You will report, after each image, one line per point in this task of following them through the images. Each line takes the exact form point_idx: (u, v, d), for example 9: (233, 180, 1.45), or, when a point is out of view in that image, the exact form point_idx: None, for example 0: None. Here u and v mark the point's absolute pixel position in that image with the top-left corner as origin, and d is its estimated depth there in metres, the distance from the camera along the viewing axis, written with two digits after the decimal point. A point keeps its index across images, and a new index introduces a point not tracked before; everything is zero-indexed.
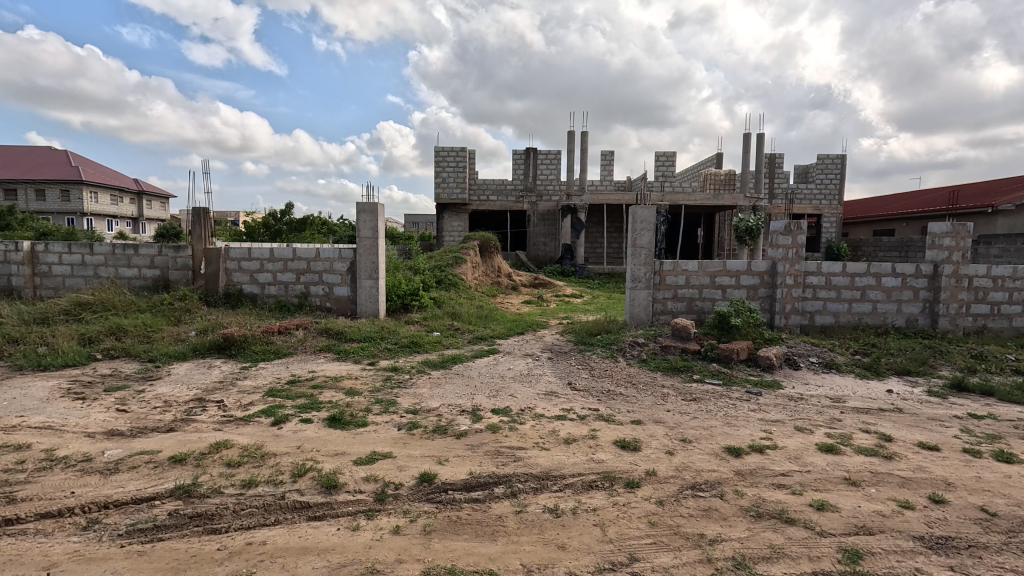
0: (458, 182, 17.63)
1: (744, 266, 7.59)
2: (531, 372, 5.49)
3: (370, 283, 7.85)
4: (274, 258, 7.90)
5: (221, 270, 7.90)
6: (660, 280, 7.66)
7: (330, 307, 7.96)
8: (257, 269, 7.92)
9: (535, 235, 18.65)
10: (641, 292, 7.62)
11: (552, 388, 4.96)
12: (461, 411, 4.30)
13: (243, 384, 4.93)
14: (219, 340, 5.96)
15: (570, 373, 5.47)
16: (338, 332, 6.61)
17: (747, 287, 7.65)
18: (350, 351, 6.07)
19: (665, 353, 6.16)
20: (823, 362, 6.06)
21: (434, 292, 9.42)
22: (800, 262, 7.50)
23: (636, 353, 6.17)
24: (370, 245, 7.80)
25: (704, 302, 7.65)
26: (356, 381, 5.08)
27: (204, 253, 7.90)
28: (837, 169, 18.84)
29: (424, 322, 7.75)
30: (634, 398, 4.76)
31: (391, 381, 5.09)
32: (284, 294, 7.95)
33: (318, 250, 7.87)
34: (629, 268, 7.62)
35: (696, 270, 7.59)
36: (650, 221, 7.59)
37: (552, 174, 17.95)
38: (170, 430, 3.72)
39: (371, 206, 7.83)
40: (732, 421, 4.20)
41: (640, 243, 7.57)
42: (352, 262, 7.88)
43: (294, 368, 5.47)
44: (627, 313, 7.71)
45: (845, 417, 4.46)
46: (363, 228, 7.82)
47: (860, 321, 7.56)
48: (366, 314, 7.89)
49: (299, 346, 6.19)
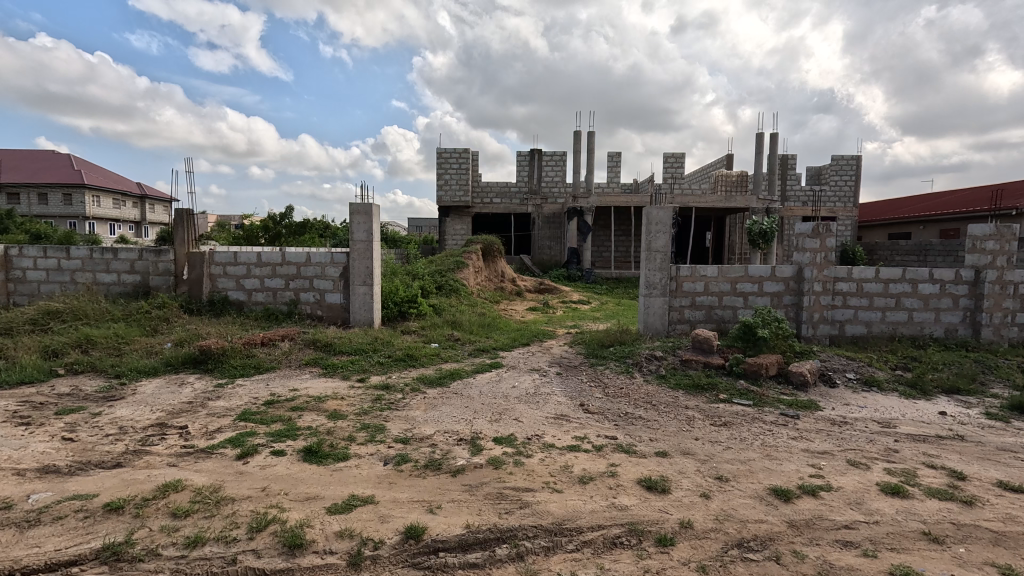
0: (460, 184, 17.11)
1: (769, 271, 7.01)
2: (539, 391, 4.92)
3: (365, 289, 7.31)
4: (262, 263, 7.38)
5: (205, 275, 7.40)
6: (676, 287, 7.09)
7: (321, 315, 7.43)
8: (244, 274, 7.40)
9: (540, 238, 18.10)
10: (655, 300, 7.04)
11: (562, 410, 4.39)
12: (459, 440, 3.73)
13: (214, 406, 4.39)
14: (195, 353, 5.43)
15: (581, 393, 4.89)
16: (327, 344, 6.06)
17: (772, 294, 7.06)
18: (339, 366, 5.52)
19: (686, 369, 5.58)
20: (861, 379, 5.47)
21: (434, 299, 8.86)
22: (830, 267, 6.91)
23: (654, 368, 5.59)
24: (365, 249, 7.26)
25: (725, 311, 7.08)
26: (342, 401, 4.53)
27: (187, 257, 7.39)
28: (852, 170, 18.22)
29: (421, 331, 7.19)
30: (656, 423, 4.18)
31: (381, 402, 4.53)
32: (272, 302, 7.43)
33: (308, 253, 7.34)
34: (644, 273, 7.05)
35: (716, 276, 7.03)
36: (666, 222, 7.01)
37: (557, 176, 17.43)
38: (116, 466, 3.17)
39: (365, 207, 7.25)
40: (773, 453, 3.62)
41: (655, 247, 7.01)
42: (345, 267, 7.34)
43: (275, 386, 4.92)
44: (641, 321, 7.14)
45: (901, 447, 3.87)
46: (357, 231, 7.27)
47: (894, 331, 6.96)
48: (359, 323, 7.35)
49: (283, 360, 5.64)
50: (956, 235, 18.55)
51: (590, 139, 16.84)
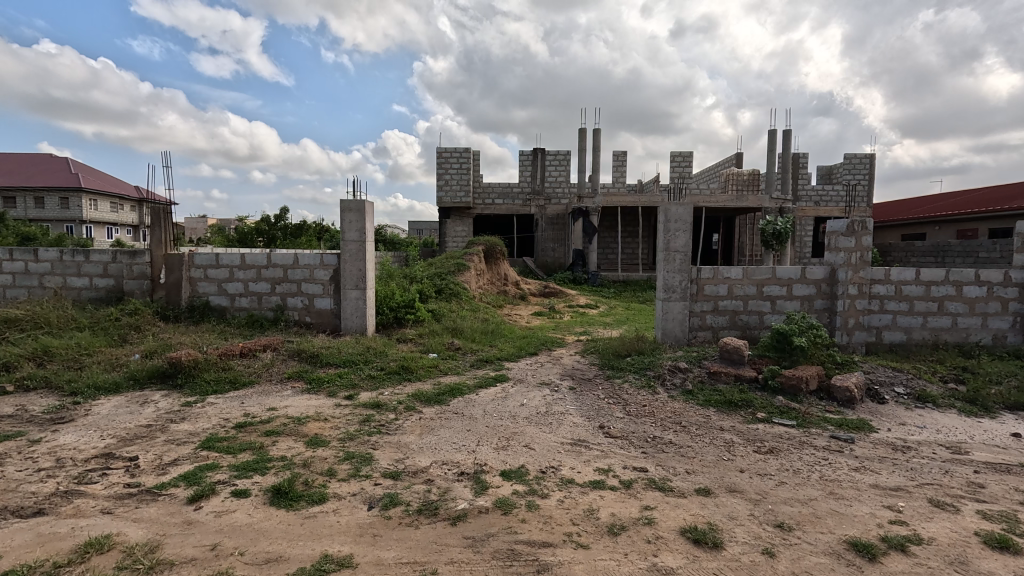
0: (462, 184, 16.55)
1: (798, 273, 6.42)
2: (551, 410, 4.31)
3: (357, 293, 6.71)
4: (246, 265, 6.80)
5: (184, 279, 6.82)
6: (697, 290, 6.49)
7: (310, 322, 6.84)
8: (226, 278, 6.83)
9: (543, 240, 17.53)
10: (674, 305, 6.45)
11: (579, 435, 3.78)
12: (460, 474, 3.12)
13: (176, 430, 3.78)
14: (163, 365, 4.84)
15: (599, 412, 4.28)
16: (313, 354, 5.45)
17: (802, 298, 6.46)
18: (324, 381, 4.91)
19: (715, 382, 4.97)
20: (913, 394, 4.85)
21: (433, 304, 8.26)
22: (866, 268, 6.31)
23: (678, 382, 4.98)
24: (357, 249, 6.67)
25: (750, 316, 6.49)
26: (325, 424, 3.91)
27: (164, 259, 6.81)
28: (866, 169, 17.64)
29: (418, 340, 6.59)
30: (690, 451, 3.57)
31: (369, 425, 3.92)
32: (256, 307, 6.84)
33: (296, 255, 6.76)
34: (661, 275, 6.46)
35: (741, 278, 6.44)
36: (686, 220, 6.41)
37: (561, 175, 16.87)
38: (36, 515, 2.57)
39: (357, 203, 6.65)
40: (837, 492, 3.00)
41: (674, 247, 6.41)
42: (336, 270, 6.75)
43: (250, 405, 4.32)
44: (659, 328, 6.54)
45: (987, 480, 3.25)
46: (349, 230, 6.67)
47: (937, 339, 6.35)
48: (351, 330, 6.75)
49: (264, 373, 5.03)
50: (973, 235, 17.92)
51: (596, 137, 16.27)
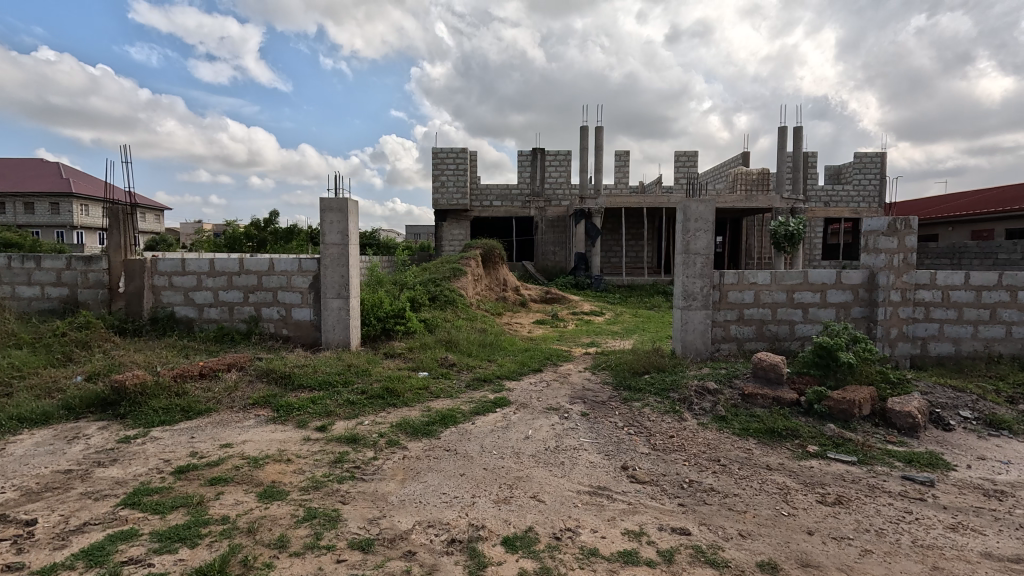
0: (458, 186, 15.87)
1: (833, 278, 5.74)
2: (561, 445, 3.60)
3: (339, 302, 6.00)
4: (216, 272, 6.10)
5: (147, 287, 6.11)
6: (720, 297, 5.80)
7: (287, 335, 6.13)
8: (193, 286, 6.13)
9: (544, 244, 16.83)
10: (695, 314, 5.75)
11: (598, 481, 3.07)
12: (450, 544, 2.41)
13: (100, 478, 3.05)
14: (104, 391, 4.12)
15: (620, 447, 3.58)
16: (284, 375, 4.71)
17: (837, 305, 5.78)
18: (294, 408, 4.19)
19: (751, 407, 4.28)
20: (983, 419, 4.15)
21: (425, 313, 7.54)
22: (909, 272, 5.64)
23: (708, 406, 4.28)
24: (339, 253, 5.96)
25: (780, 326, 5.80)
26: (287, 467, 3.20)
27: (124, 265, 6.10)
28: (877, 168, 17.01)
29: (408, 355, 5.86)
30: (739, 502, 2.85)
31: (341, 468, 3.20)
32: (227, 319, 6.13)
33: (272, 260, 6.05)
34: (680, 281, 5.77)
35: (768, 284, 5.76)
36: (708, 219, 5.70)
37: (561, 176, 16.23)
38: None
39: (339, 202, 5.93)
40: (944, 566, 2.29)
41: (695, 249, 5.71)
42: (315, 276, 6.05)
43: (201, 441, 3.60)
44: (678, 340, 5.84)
45: None
46: (330, 232, 5.95)
47: (990, 351, 5.65)
48: (333, 344, 6.02)
49: (224, 399, 4.31)
50: (988, 236, 17.32)
51: (595, 137, 15.67)
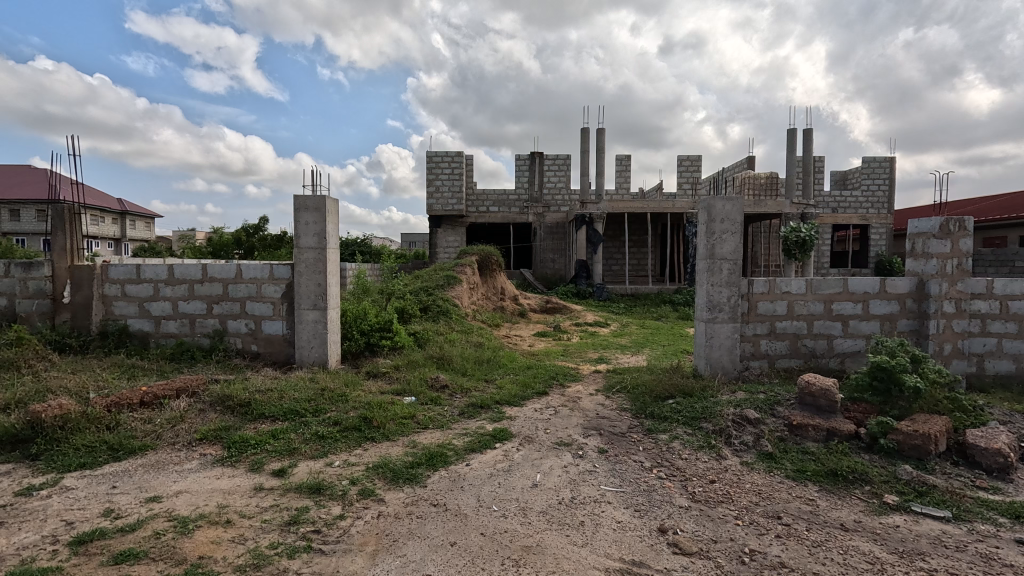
0: (454, 191, 15.21)
1: (877, 287, 5.07)
2: (579, 497, 2.86)
3: (315, 315, 5.26)
4: (176, 280, 5.37)
5: (96, 298, 5.36)
6: (748, 308, 5.11)
7: (256, 352, 5.38)
8: (150, 296, 5.39)
9: (542, 251, 16.16)
10: (721, 328, 5.05)
11: (632, 554, 2.33)
12: None
13: None
14: (15, 426, 3.35)
15: (653, 500, 2.84)
16: (243, 402, 3.95)
17: (882, 317, 5.10)
18: (249, 445, 3.43)
19: (802, 441, 3.56)
20: None
21: (416, 325, 6.81)
22: (964, 280, 4.97)
23: (751, 441, 3.56)
24: (316, 259, 5.23)
25: (816, 341, 5.11)
26: (224, 534, 2.45)
27: (70, 272, 5.36)
28: (885, 173, 16.49)
29: (393, 375, 5.11)
30: None
31: (294, 536, 2.45)
32: (188, 333, 5.39)
33: (239, 266, 5.32)
34: (704, 291, 5.08)
35: (803, 293, 5.08)
36: (736, 220, 5.00)
37: (561, 181, 15.60)
38: None
39: (315, 200, 5.19)
40: None
41: (721, 254, 5.01)
42: (289, 285, 5.32)
43: (122, 493, 2.84)
44: (702, 357, 5.12)
45: None
46: (305, 235, 5.22)
47: None
48: (307, 362, 5.27)
49: (166, 433, 3.55)
50: (1001, 243, 16.77)
51: (596, 139, 14.91)
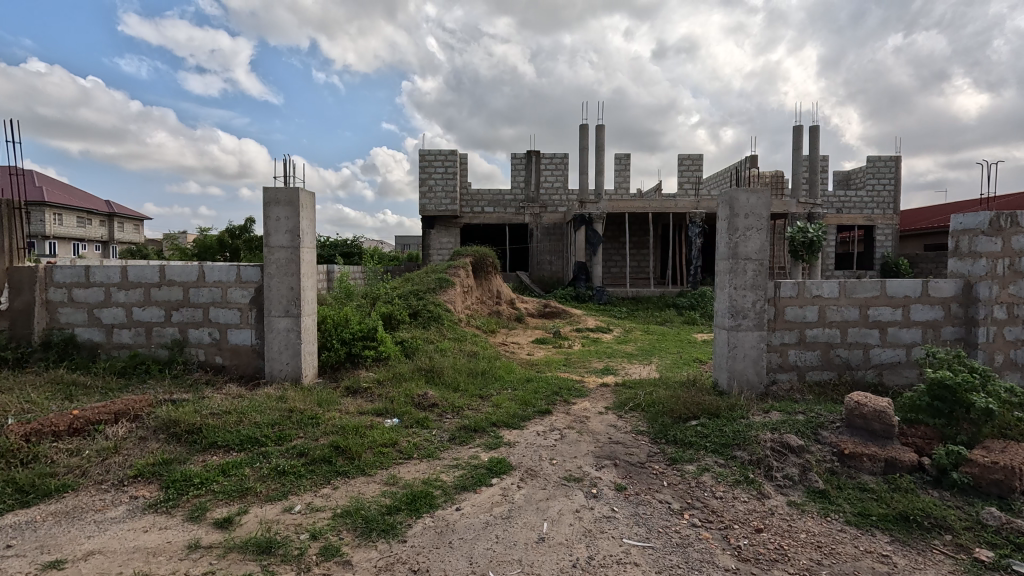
0: (447, 191, 14.63)
1: (918, 290, 4.52)
2: (598, 557, 2.27)
3: (287, 323, 4.65)
4: (130, 284, 4.75)
5: (39, 304, 4.74)
6: (775, 315, 4.55)
7: (221, 365, 4.77)
8: (100, 302, 4.77)
9: (539, 253, 15.59)
10: (745, 337, 4.49)
11: None
12: None
13: None
14: None
15: (692, 562, 2.25)
16: (192, 429, 3.33)
17: (924, 324, 4.55)
18: (193, 484, 2.82)
19: (857, 474, 2.99)
20: None
21: (404, 333, 6.20)
22: (1017, 282, 4.43)
23: (797, 474, 2.98)
24: (288, 260, 4.63)
25: (851, 351, 4.56)
26: None
27: (7, 275, 4.71)
28: (891, 173, 16.03)
29: (376, 391, 4.51)
30: None
31: None
32: (143, 343, 4.77)
33: (202, 268, 4.71)
34: (726, 295, 4.51)
35: (837, 297, 4.52)
36: (762, 215, 4.44)
37: (558, 181, 15.04)
38: None
39: (287, 193, 4.58)
40: None
41: (745, 253, 4.45)
42: (258, 289, 4.71)
43: (15, 557, 2.21)
44: (724, 370, 4.55)
45: None
46: (275, 232, 4.61)
47: None
48: (278, 377, 4.66)
49: (94, 469, 2.93)
50: None
51: (596, 137, 14.37)
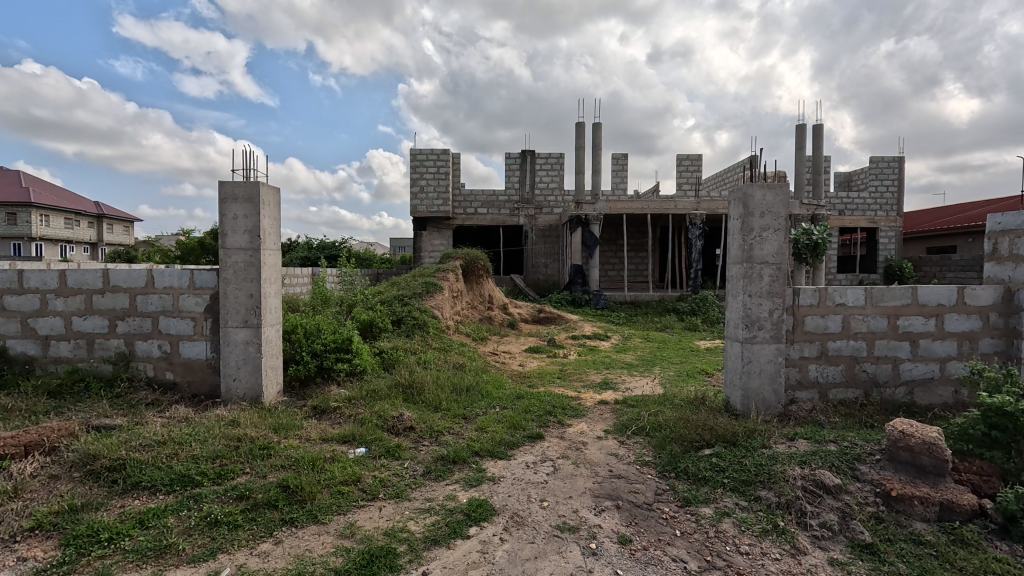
0: (439, 191, 14.11)
1: (954, 298, 4.04)
2: None
3: (246, 334, 4.13)
4: (68, 290, 4.21)
5: None
6: (794, 326, 4.05)
7: (172, 382, 4.24)
8: (35, 310, 4.23)
9: (534, 256, 15.09)
10: (761, 351, 3.99)
11: None
12: None
13: None
14: None
15: None
16: (115, 466, 2.80)
17: (959, 336, 4.07)
18: (98, 540, 2.28)
19: (908, 522, 2.49)
20: None
21: (384, 343, 5.68)
22: None
23: (837, 523, 2.48)
24: (246, 263, 4.10)
25: (878, 366, 4.08)
26: None
27: None
28: (895, 173, 15.60)
29: (345, 411, 3.98)
30: None
31: None
32: (84, 358, 4.24)
33: (150, 272, 4.19)
34: (739, 303, 4.02)
35: (862, 306, 4.04)
36: (780, 214, 3.95)
37: (554, 181, 14.55)
38: None
39: (245, 187, 4.05)
40: None
41: (761, 257, 3.96)
42: (213, 296, 4.18)
43: None
44: (737, 389, 4.05)
45: None
46: (232, 232, 4.07)
47: None
48: (235, 395, 4.13)
49: None
50: None
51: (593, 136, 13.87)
